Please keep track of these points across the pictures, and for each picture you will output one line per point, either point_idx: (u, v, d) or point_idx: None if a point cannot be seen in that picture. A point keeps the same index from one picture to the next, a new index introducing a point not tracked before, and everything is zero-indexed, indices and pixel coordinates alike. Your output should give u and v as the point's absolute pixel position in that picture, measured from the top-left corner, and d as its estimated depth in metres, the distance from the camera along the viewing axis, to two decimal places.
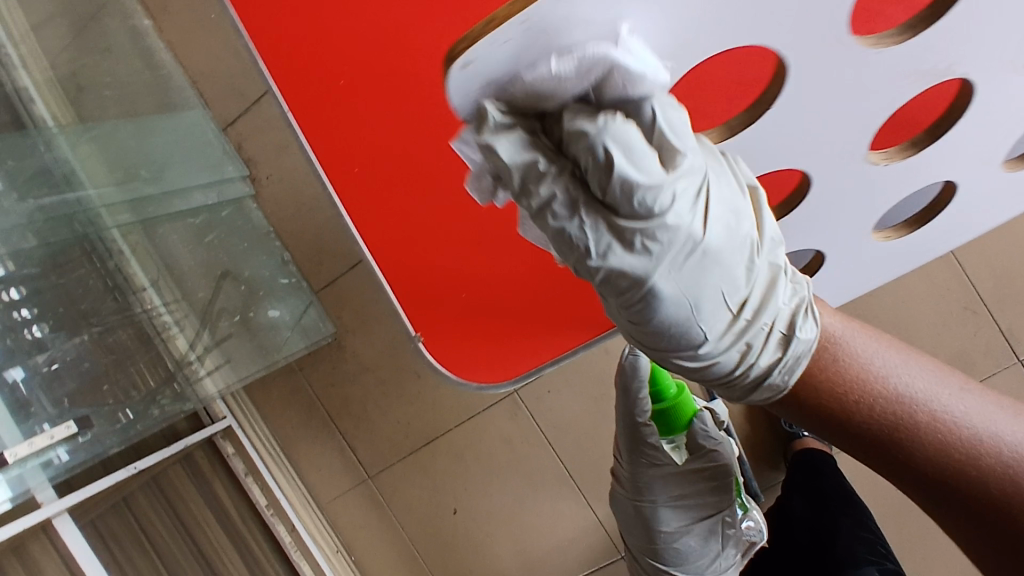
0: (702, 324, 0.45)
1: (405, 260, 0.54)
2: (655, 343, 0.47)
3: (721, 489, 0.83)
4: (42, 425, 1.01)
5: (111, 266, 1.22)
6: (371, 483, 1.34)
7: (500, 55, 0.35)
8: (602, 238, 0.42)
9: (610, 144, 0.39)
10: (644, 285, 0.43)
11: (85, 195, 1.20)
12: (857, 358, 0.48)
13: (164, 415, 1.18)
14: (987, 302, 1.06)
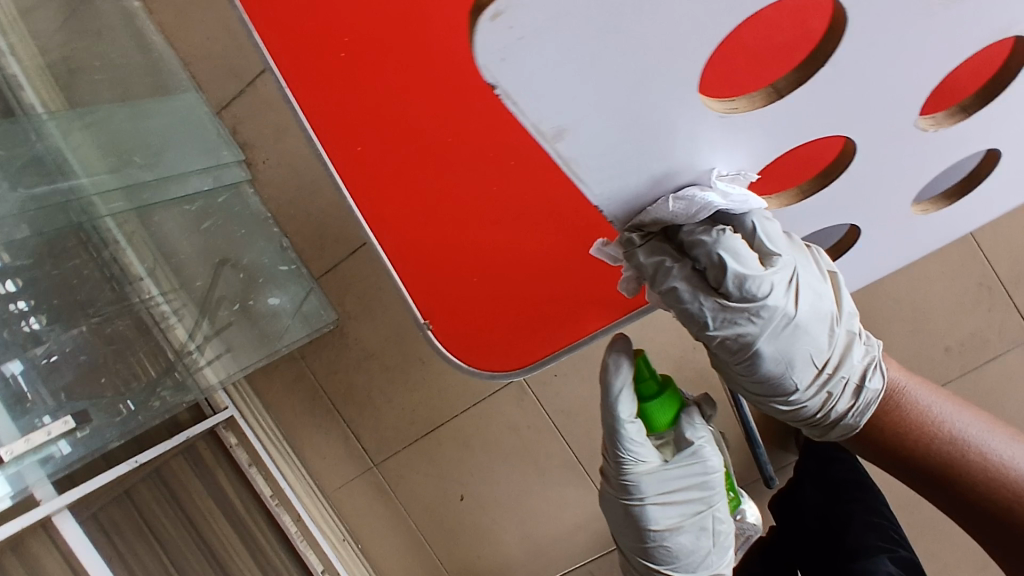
0: (794, 376, 0.55)
1: (414, 242, 0.52)
2: (757, 390, 0.58)
3: (707, 485, 0.81)
4: (41, 419, 0.99)
5: (108, 254, 1.19)
6: (376, 472, 1.32)
7: (537, 8, 0.31)
8: (719, 316, 0.53)
9: (725, 250, 0.50)
10: (751, 352, 0.53)
11: (78, 182, 1.15)
12: (915, 404, 0.59)
13: (164, 407, 1.16)
14: (1004, 280, 1.03)
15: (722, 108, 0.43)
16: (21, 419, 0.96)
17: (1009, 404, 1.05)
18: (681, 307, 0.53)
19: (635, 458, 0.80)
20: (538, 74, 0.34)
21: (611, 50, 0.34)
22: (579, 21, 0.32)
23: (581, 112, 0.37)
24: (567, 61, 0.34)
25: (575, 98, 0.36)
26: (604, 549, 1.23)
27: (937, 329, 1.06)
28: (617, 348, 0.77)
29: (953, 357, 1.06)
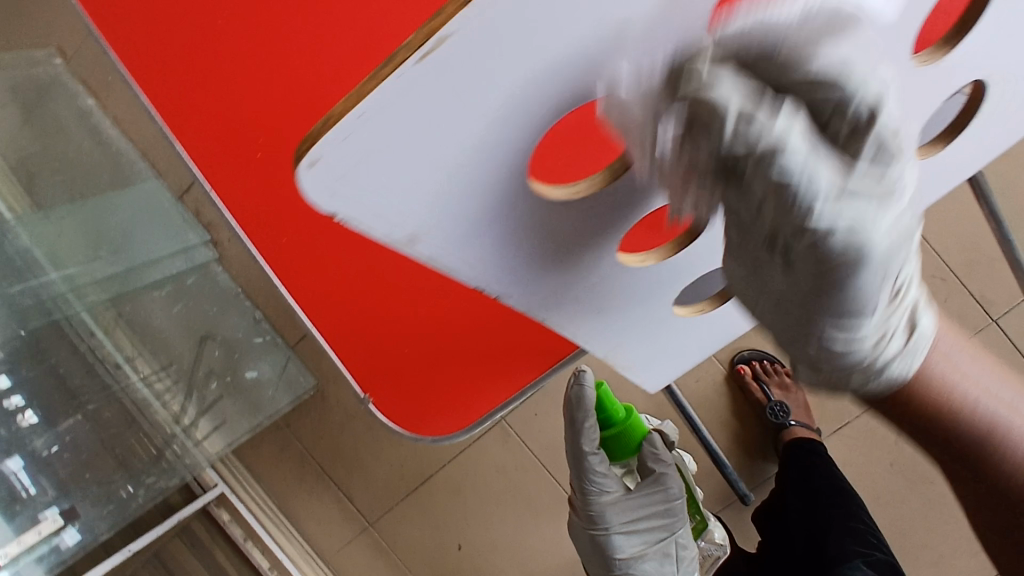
0: (884, 308, 0.34)
1: (342, 324, 0.56)
2: (813, 323, 0.35)
3: (667, 512, 0.95)
4: (40, 513, 1.07)
5: (84, 349, 1.19)
6: (372, 530, 1.32)
7: (351, 153, 0.31)
8: (835, 188, 0.28)
9: (871, 84, 0.28)
10: (868, 258, 0.29)
11: (48, 279, 1.16)
12: (960, 357, 0.44)
13: (153, 493, 1.22)
14: (955, 270, 1.06)
15: (559, 194, 0.40)
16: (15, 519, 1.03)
17: None
18: (782, 177, 0.27)
19: (600, 489, 0.92)
20: (376, 205, 0.34)
21: (445, 170, 0.34)
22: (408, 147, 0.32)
23: (436, 223, 0.37)
24: (401, 187, 0.34)
25: (421, 215, 0.36)
26: None
27: None
28: (578, 382, 0.88)
29: None
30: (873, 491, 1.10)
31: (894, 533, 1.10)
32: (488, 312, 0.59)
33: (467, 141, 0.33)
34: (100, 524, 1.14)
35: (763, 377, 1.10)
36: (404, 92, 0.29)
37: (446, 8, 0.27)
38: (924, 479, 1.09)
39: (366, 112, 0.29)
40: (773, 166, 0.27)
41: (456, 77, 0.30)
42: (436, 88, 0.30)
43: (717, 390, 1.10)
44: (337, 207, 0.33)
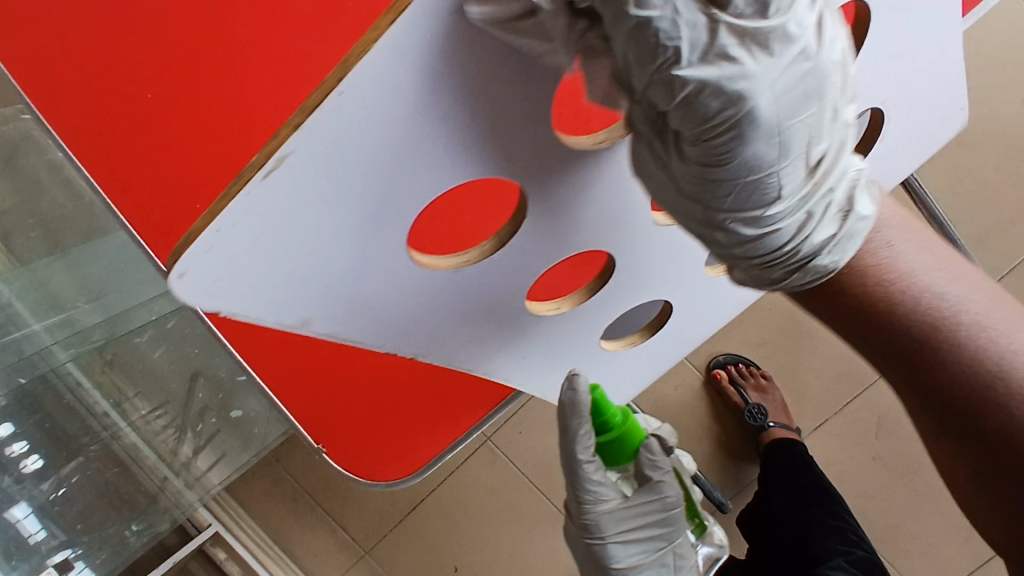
0: (783, 173, 0.37)
1: (292, 381, 0.62)
2: (719, 199, 0.38)
3: (666, 519, 0.86)
4: (50, 557, 1.09)
5: (71, 400, 1.14)
6: (369, 558, 1.33)
7: (218, 261, 0.36)
8: (700, 39, 0.30)
9: None
10: (742, 112, 0.32)
11: (32, 331, 1.13)
12: (893, 250, 0.47)
13: (144, 536, 1.23)
14: None
15: (452, 264, 0.47)
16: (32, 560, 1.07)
17: None
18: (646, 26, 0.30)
19: (595, 496, 0.82)
20: (252, 296, 0.39)
21: (317, 251, 0.39)
22: (272, 242, 0.37)
23: (315, 297, 0.42)
24: (274, 280, 0.39)
25: (299, 297, 0.41)
26: None
27: None
28: (570, 386, 0.67)
29: None
30: (859, 486, 1.10)
31: (883, 526, 1.11)
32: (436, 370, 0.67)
33: (333, 228, 0.38)
34: (107, 566, 1.17)
35: (739, 380, 1.09)
36: (253, 205, 0.34)
37: (281, 132, 0.32)
38: (906, 470, 1.10)
39: (221, 226, 0.34)
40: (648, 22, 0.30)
41: (314, 181, 0.34)
42: (284, 198, 0.34)
43: (694, 396, 1.13)
44: (219, 302, 0.38)
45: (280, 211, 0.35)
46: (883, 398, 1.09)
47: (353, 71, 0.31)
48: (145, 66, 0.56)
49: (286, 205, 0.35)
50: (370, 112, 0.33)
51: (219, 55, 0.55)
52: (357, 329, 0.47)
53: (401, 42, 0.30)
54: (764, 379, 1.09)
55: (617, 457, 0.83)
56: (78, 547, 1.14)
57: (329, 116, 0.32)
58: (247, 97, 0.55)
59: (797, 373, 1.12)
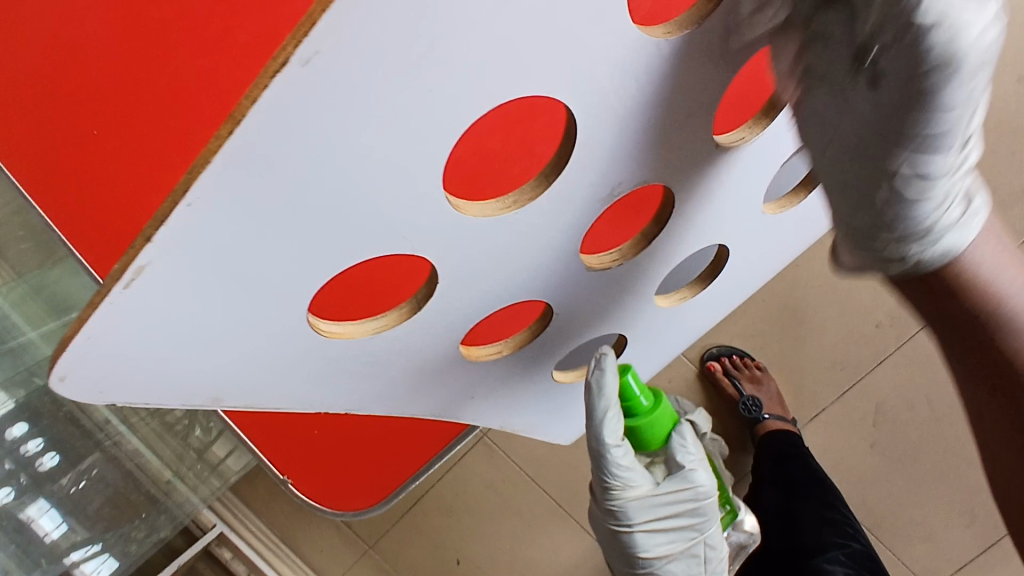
0: (964, 133, 0.35)
1: (277, 449, 0.79)
2: (894, 157, 0.37)
3: (698, 509, 0.83)
4: (68, 554, 1.13)
5: (70, 411, 1.10)
6: (373, 553, 1.35)
7: (103, 360, 0.36)
8: None
9: None
10: (959, 61, 0.31)
11: (27, 340, 1.03)
12: (991, 266, 0.44)
13: (145, 540, 1.23)
14: None
15: (372, 327, 0.48)
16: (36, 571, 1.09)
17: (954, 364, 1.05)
18: None
19: (624, 484, 0.79)
20: (152, 376, 0.39)
21: (210, 326, 0.38)
22: (151, 335, 0.36)
23: (239, 349, 0.42)
24: (172, 360, 0.39)
25: (208, 363, 0.41)
26: None
27: (863, 308, 1.06)
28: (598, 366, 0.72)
29: (886, 332, 1.06)
30: (854, 474, 1.10)
31: (881, 513, 1.10)
32: (398, 432, 0.86)
33: (234, 300, 0.37)
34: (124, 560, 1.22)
35: (733, 372, 1.09)
36: (119, 309, 0.33)
37: (135, 243, 0.31)
38: (904, 457, 1.09)
39: (89, 332, 0.33)
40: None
41: (183, 273, 0.33)
42: (151, 299, 0.33)
43: (688, 389, 1.12)
44: (120, 389, 0.39)
45: (153, 308, 0.34)
46: (881, 387, 1.07)
47: (196, 184, 0.29)
48: (66, 93, 0.53)
49: (161, 299, 0.34)
50: (228, 212, 0.31)
51: (141, 92, 0.52)
52: (301, 365, 0.47)
53: (240, 154, 0.28)
54: (758, 370, 1.08)
55: (650, 443, 0.81)
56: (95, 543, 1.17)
57: (180, 227, 0.30)
58: (174, 133, 0.54)
59: (790, 364, 1.10)
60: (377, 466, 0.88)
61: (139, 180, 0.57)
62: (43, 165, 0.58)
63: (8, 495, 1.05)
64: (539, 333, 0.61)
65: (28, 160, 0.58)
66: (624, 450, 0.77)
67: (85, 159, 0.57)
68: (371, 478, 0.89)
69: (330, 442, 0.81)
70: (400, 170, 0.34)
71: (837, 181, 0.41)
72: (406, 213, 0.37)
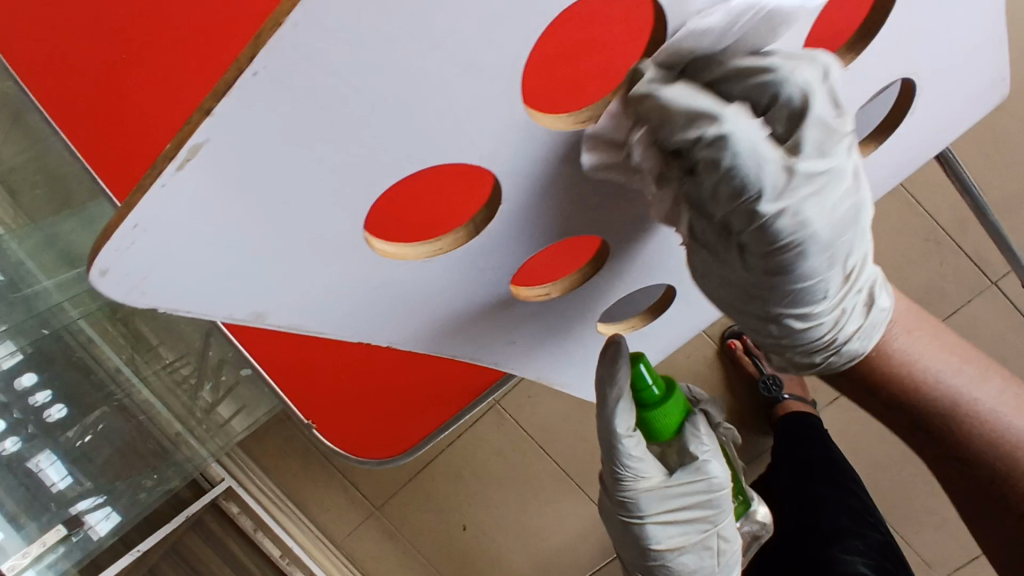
0: (829, 281, 0.40)
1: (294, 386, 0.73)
2: (774, 301, 0.41)
3: (713, 502, 0.80)
4: (70, 509, 1.07)
5: (82, 356, 1.10)
6: (380, 514, 1.35)
7: (144, 258, 0.32)
8: (778, 179, 0.34)
9: (804, 87, 0.35)
10: (804, 236, 0.36)
11: (39, 289, 1.03)
12: (892, 338, 0.54)
13: (155, 491, 1.21)
14: (949, 231, 1.05)
15: (423, 252, 0.44)
16: (44, 517, 1.04)
17: None
18: (732, 164, 0.34)
19: (634, 475, 0.78)
20: (190, 292, 0.36)
21: (262, 236, 0.35)
22: (201, 234, 0.33)
23: (283, 271, 0.39)
24: (214, 275, 0.36)
25: (254, 286, 0.38)
26: (610, 552, 1.28)
27: None
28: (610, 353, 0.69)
29: None
30: (874, 458, 1.08)
31: (894, 501, 1.09)
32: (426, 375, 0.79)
33: (279, 210, 0.34)
34: (127, 515, 1.17)
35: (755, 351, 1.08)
36: (174, 192, 0.30)
37: (192, 118, 0.28)
38: None
39: (141, 219, 0.30)
40: (726, 157, 0.34)
41: (240, 160, 0.30)
42: (206, 185, 0.30)
43: (708, 366, 1.10)
44: (158, 301, 0.35)
45: (208, 195, 0.31)
46: None
47: (264, 50, 0.26)
48: (90, 13, 0.52)
49: (219, 187, 0.31)
50: (290, 96, 0.28)
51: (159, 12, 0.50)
52: (346, 303, 0.44)
53: (312, 25, 0.26)
54: None
55: (662, 431, 0.78)
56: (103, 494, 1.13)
57: (245, 99, 0.27)
58: (193, 56, 0.52)
59: None
60: (404, 412, 0.82)
61: (161, 107, 0.55)
62: (64, 91, 0.57)
63: (16, 444, 1.01)
64: (589, 278, 0.56)
65: (47, 86, 0.57)
66: (635, 438, 0.74)
67: (105, 71, 0.54)
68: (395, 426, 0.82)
69: (353, 383, 0.75)
70: (476, 72, 0.31)
71: (727, 312, 0.46)
72: (471, 127, 0.34)
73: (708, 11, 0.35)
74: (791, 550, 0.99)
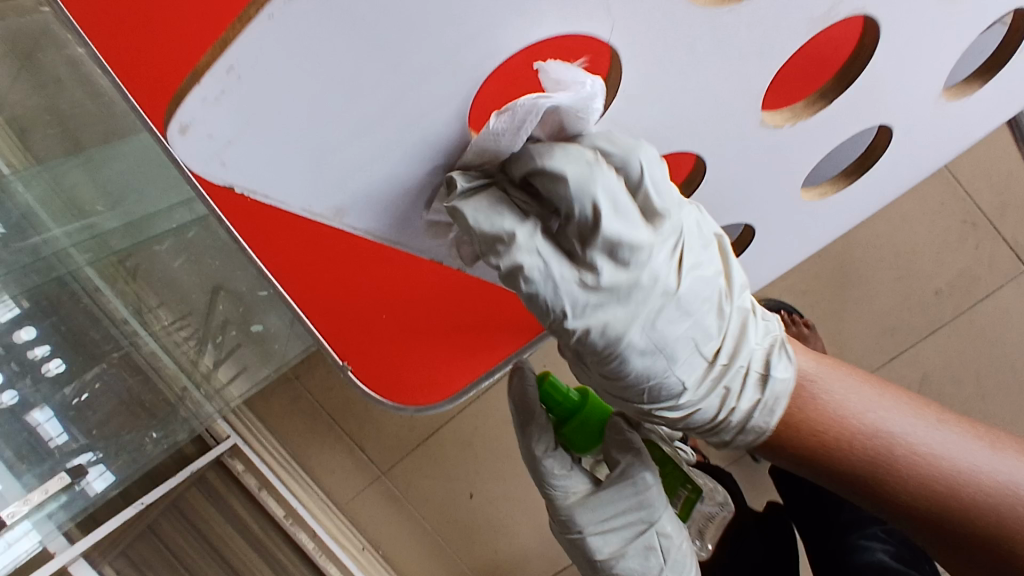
0: (677, 374, 0.48)
1: (335, 322, 0.64)
2: (637, 398, 0.50)
3: (643, 504, 0.72)
4: (62, 464, 0.99)
5: (89, 304, 1.07)
6: (386, 479, 1.33)
7: (234, 115, 0.32)
8: (577, 298, 0.44)
9: (595, 199, 0.41)
10: (619, 348, 0.46)
11: (51, 235, 1.02)
12: (836, 403, 0.49)
13: (160, 445, 1.12)
14: (986, 214, 1.07)
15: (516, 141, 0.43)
16: (44, 465, 0.98)
17: (1011, 335, 1.07)
18: (531, 289, 0.43)
19: (564, 489, 0.75)
20: (273, 167, 0.35)
21: (339, 109, 0.34)
22: (281, 94, 0.32)
23: (355, 159, 0.37)
24: (303, 154, 0.36)
25: (336, 171, 0.37)
26: None
27: (924, 272, 1.08)
28: (521, 378, 0.73)
29: (944, 300, 1.08)
30: None
31: None
32: (475, 290, 0.69)
33: (358, 79, 0.33)
34: (124, 474, 1.08)
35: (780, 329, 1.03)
36: (271, 36, 0.30)
37: None
38: None
39: (234, 62, 0.30)
40: (522, 282, 0.43)
41: (334, 9, 0.30)
42: (302, 32, 0.30)
43: None
44: (228, 176, 0.35)
45: (300, 46, 0.31)
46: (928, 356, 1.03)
47: None
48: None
49: (312, 36, 0.30)
50: None
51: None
52: (408, 202, 0.42)
53: None
54: (806, 329, 1.03)
55: (583, 442, 0.77)
56: (98, 452, 1.05)
57: None
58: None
59: (839, 324, 1.09)
60: (454, 346, 0.71)
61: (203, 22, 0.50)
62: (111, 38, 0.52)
63: (14, 399, 0.98)
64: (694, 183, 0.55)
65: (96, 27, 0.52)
66: (553, 455, 0.73)
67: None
68: (443, 370, 0.71)
69: (391, 314, 0.66)
70: None
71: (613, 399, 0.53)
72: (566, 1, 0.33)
73: (503, 112, 0.38)
74: (813, 535, 1.05)
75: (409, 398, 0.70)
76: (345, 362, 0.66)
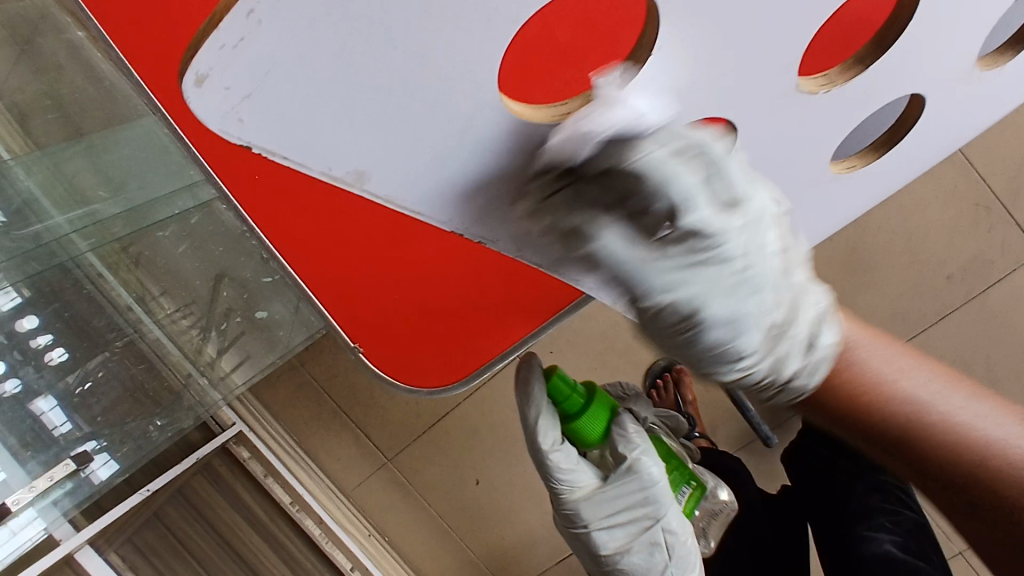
0: (740, 340, 0.39)
1: (345, 304, 0.65)
2: (697, 367, 0.41)
3: (650, 498, 0.74)
4: (65, 452, 0.98)
5: (92, 291, 1.05)
6: (391, 466, 1.33)
7: (250, 64, 0.28)
8: (650, 264, 0.37)
9: (665, 176, 0.35)
10: (695, 317, 0.38)
11: (53, 223, 1.00)
12: (872, 364, 0.42)
13: (165, 434, 1.11)
14: (1001, 198, 1.05)
15: (550, 117, 0.38)
16: (51, 452, 0.96)
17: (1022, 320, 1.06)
18: (607, 260, 0.37)
19: (570, 485, 0.74)
20: (291, 125, 0.31)
21: (371, 70, 0.30)
22: (309, 49, 0.29)
23: (387, 126, 0.33)
24: (324, 111, 0.31)
25: (360, 130, 0.33)
26: None
27: (935, 257, 1.07)
28: (523, 372, 0.71)
29: (956, 285, 1.07)
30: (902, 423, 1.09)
31: None
32: (495, 271, 0.66)
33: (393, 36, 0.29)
34: (130, 461, 1.06)
35: None
36: None
37: None
38: None
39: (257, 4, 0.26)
40: (589, 252, 0.37)
41: None
42: None
43: None
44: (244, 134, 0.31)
45: None
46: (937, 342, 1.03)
47: None
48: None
49: None
50: None
51: None
52: (439, 175, 0.39)
53: None
54: None
55: (591, 438, 0.74)
56: (102, 440, 1.04)
57: None
58: None
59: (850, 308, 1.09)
60: (467, 327, 0.69)
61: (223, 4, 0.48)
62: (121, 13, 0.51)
63: (16, 387, 0.97)
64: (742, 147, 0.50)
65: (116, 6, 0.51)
66: (561, 452, 0.71)
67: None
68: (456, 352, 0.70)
69: (403, 297, 0.65)
70: None
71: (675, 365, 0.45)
72: None
73: (567, 127, 0.35)
74: (824, 526, 1.00)
75: (421, 379, 0.70)
76: (356, 345, 0.67)
